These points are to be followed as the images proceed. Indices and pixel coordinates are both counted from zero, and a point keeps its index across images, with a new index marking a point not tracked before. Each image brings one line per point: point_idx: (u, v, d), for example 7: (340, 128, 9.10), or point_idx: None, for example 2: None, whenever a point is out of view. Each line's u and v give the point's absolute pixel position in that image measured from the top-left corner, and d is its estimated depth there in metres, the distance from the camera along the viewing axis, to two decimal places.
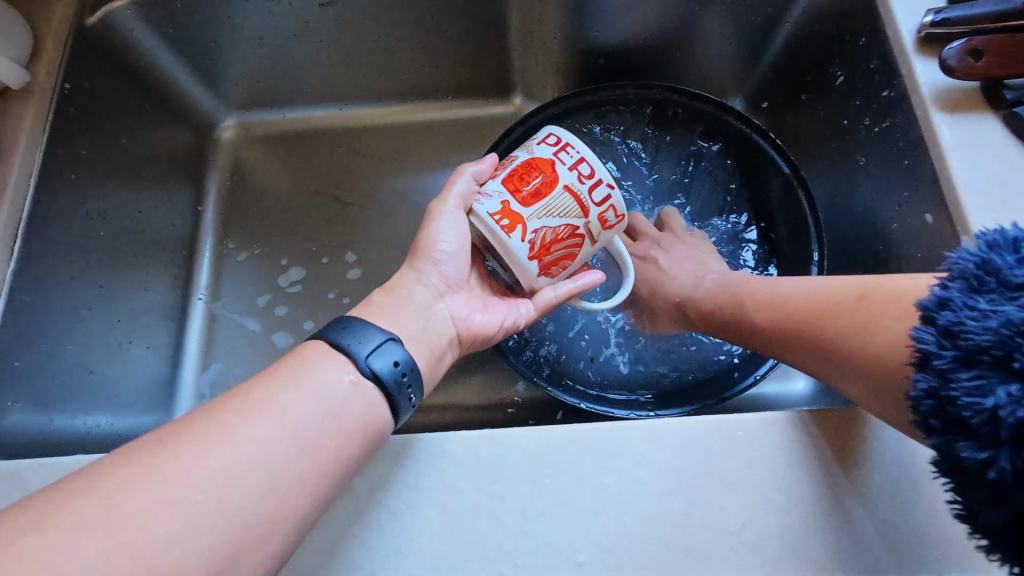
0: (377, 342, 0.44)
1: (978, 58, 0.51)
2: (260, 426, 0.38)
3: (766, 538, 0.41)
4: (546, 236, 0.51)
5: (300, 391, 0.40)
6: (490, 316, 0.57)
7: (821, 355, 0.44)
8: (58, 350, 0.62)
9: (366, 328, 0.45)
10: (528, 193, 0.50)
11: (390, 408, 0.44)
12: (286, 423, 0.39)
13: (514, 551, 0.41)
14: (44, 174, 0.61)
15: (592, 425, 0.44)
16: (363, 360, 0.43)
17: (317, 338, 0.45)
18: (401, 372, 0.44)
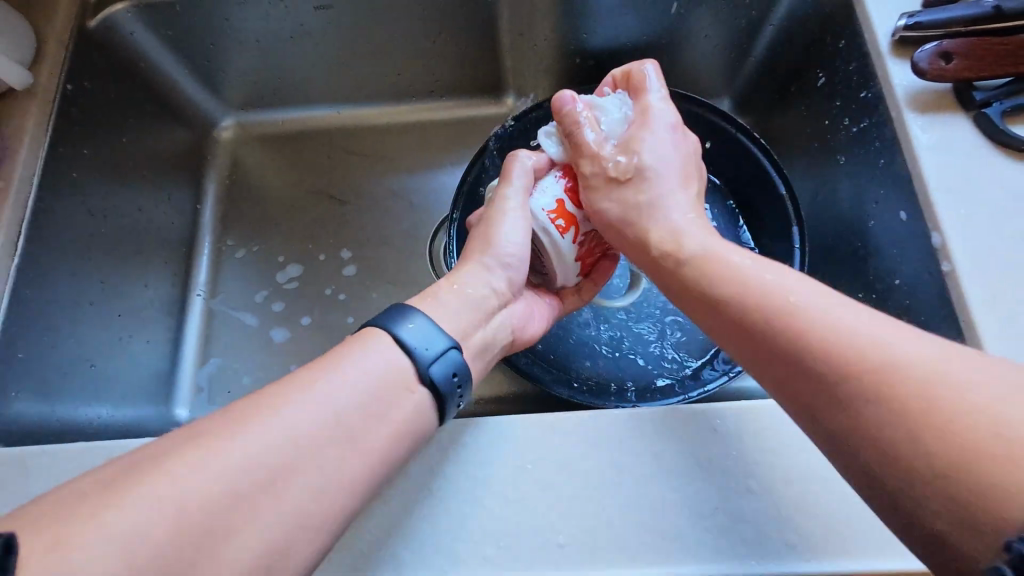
0: (442, 349, 0.43)
1: (948, 61, 0.53)
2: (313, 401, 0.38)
3: (741, 522, 0.42)
4: (589, 239, 0.55)
5: (362, 368, 0.40)
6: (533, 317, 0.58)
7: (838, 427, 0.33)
8: (60, 343, 0.63)
9: (431, 329, 0.43)
10: (581, 195, 0.53)
11: (438, 413, 0.43)
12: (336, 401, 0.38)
13: (498, 534, 0.43)
14: (47, 172, 0.63)
15: (573, 414, 0.47)
16: (424, 366, 0.42)
17: (378, 329, 0.43)
18: (457, 381, 0.43)
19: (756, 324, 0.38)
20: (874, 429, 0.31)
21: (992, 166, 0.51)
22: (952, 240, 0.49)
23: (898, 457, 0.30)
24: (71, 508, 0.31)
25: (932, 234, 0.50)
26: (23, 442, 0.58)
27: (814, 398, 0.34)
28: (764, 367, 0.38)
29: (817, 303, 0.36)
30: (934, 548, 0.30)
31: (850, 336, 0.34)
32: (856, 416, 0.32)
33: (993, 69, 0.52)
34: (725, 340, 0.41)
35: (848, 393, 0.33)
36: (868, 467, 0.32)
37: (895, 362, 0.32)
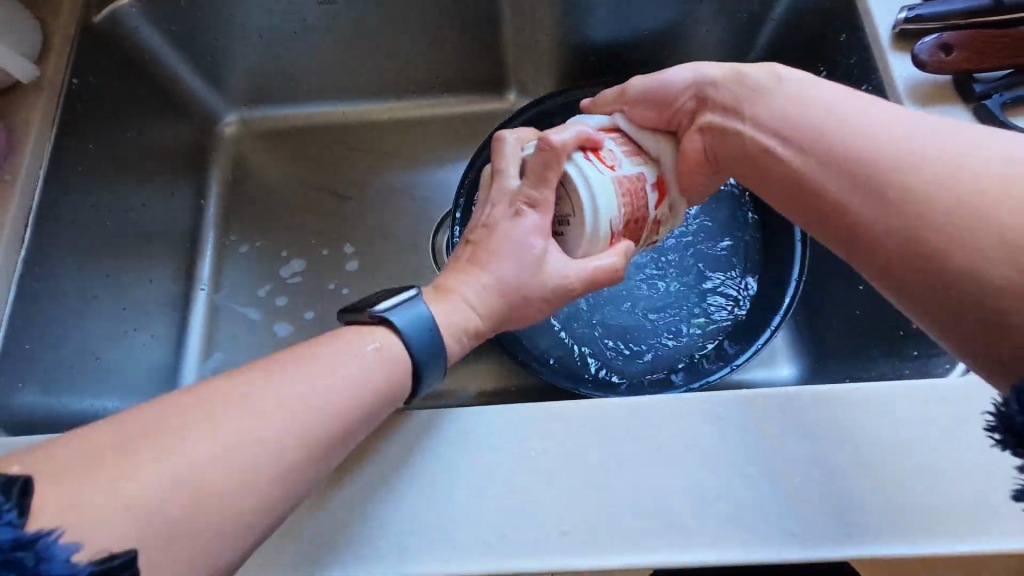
0: (439, 365, 0.46)
1: (948, 54, 0.53)
2: (302, 383, 0.39)
3: (743, 509, 0.42)
4: None
5: (354, 362, 0.41)
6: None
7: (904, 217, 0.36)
8: (65, 335, 0.64)
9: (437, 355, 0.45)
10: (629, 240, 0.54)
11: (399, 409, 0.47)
12: (324, 388, 0.39)
13: (500, 522, 0.43)
14: (53, 165, 0.64)
15: (576, 403, 0.47)
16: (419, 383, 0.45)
17: (388, 330, 0.44)
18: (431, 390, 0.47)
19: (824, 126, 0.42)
20: (932, 200, 0.35)
21: None
22: None
23: (956, 219, 0.34)
24: (83, 493, 0.31)
25: None
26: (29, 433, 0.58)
27: (873, 174, 0.37)
28: (819, 162, 0.41)
29: (883, 110, 0.41)
30: (979, 315, 0.33)
31: (914, 135, 0.38)
32: (915, 184, 0.35)
33: (992, 61, 0.53)
34: (781, 153, 0.44)
35: (924, 189, 0.35)
36: (916, 233, 0.35)
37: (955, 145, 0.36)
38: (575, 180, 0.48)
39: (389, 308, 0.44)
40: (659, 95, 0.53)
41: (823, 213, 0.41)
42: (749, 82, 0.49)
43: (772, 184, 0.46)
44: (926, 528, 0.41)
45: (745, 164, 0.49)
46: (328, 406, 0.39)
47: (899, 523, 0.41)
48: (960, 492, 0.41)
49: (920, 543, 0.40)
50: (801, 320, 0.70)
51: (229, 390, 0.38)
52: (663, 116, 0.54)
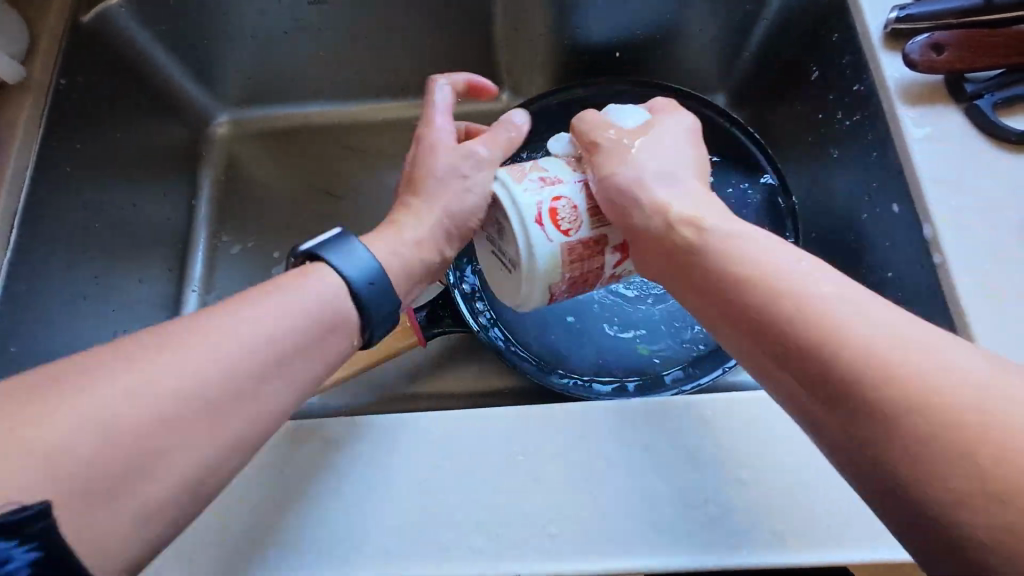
0: (383, 286, 0.45)
1: (939, 53, 0.53)
2: (256, 311, 0.39)
3: (732, 513, 0.42)
4: None
5: (307, 295, 0.42)
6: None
7: (865, 430, 0.30)
8: (54, 336, 0.63)
9: (375, 272, 0.45)
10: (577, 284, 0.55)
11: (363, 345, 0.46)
12: (278, 317, 0.40)
13: (488, 524, 0.43)
14: (40, 165, 0.63)
15: (564, 404, 0.47)
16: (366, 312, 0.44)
17: (316, 260, 0.44)
18: (387, 321, 0.46)
19: (776, 305, 0.35)
20: (896, 417, 0.29)
21: (984, 158, 0.51)
22: (943, 232, 0.49)
23: (924, 443, 0.28)
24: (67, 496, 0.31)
25: (924, 225, 0.50)
26: None
27: (839, 391, 0.31)
28: (776, 354, 0.35)
29: (844, 289, 0.35)
30: (947, 557, 0.28)
31: (877, 324, 0.32)
32: (888, 410, 0.30)
33: (984, 60, 0.52)
34: (733, 326, 0.38)
35: (884, 403, 0.30)
36: (895, 474, 0.29)
37: (932, 353, 0.30)
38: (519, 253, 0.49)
39: (314, 245, 0.45)
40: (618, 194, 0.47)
41: (784, 404, 0.35)
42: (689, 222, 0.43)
43: (726, 349, 0.40)
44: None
45: (695, 310, 0.43)
46: (283, 342, 0.39)
47: (888, 527, 0.41)
48: None
49: (908, 549, 0.40)
50: None
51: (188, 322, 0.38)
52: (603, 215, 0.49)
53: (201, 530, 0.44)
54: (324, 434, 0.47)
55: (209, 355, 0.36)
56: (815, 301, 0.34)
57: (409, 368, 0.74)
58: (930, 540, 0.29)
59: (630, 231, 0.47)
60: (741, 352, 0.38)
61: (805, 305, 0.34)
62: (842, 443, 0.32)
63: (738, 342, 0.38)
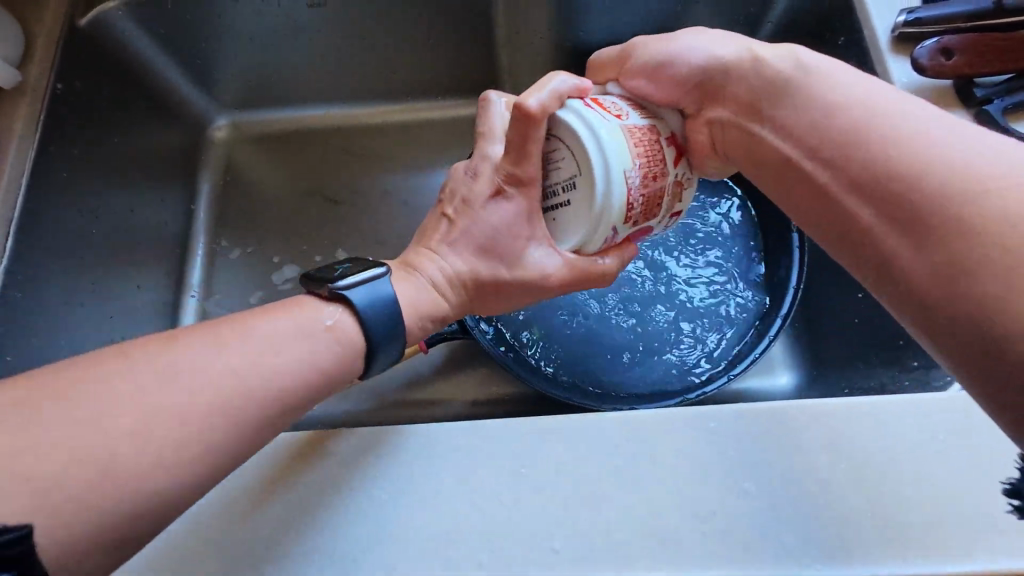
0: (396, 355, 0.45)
1: (948, 58, 0.52)
2: (270, 334, 0.39)
3: (740, 527, 0.41)
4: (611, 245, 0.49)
5: (323, 331, 0.41)
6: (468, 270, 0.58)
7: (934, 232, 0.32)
8: (50, 345, 0.63)
9: (396, 338, 0.44)
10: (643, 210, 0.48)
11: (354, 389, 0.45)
12: (293, 342, 0.40)
13: (490, 539, 0.42)
14: (36, 171, 0.62)
15: (568, 416, 0.46)
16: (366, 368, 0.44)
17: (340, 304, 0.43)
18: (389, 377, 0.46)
19: (862, 129, 0.37)
20: (971, 221, 0.31)
21: None
22: None
23: (993, 242, 0.30)
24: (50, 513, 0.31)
25: None
26: None
27: (905, 198, 0.34)
28: (857, 183, 0.36)
29: (928, 111, 0.36)
30: (991, 355, 0.30)
31: (965, 143, 0.34)
32: (975, 227, 0.31)
33: (995, 66, 0.51)
34: (809, 160, 0.40)
35: (958, 204, 0.31)
36: (950, 282, 0.31)
37: (1010, 158, 0.32)
38: (574, 126, 0.44)
39: (350, 284, 0.43)
40: (668, 64, 0.49)
41: (847, 231, 0.37)
42: (772, 68, 0.45)
43: (793, 191, 0.42)
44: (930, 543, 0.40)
45: (772, 164, 0.44)
46: (247, 388, 0.37)
47: (899, 538, 0.40)
48: (965, 508, 0.40)
49: (921, 564, 0.39)
50: (800, 327, 0.69)
51: (205, 335, 0.38)
52: (669, 92, 0.49)
53: (197, 546, 0.43)
54: (324, 446, 0.46)
55: (214, 382, 0.36)
56: (905, 121, 0.36)
57: (411, 375, 0.73)
58: (975, 336, 0.30)
59: (700, 93, 0.49)
60: (809, 187, 0.40)
61: (892, 129, 0.36)
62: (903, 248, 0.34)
63: (816, 183, 0.40)
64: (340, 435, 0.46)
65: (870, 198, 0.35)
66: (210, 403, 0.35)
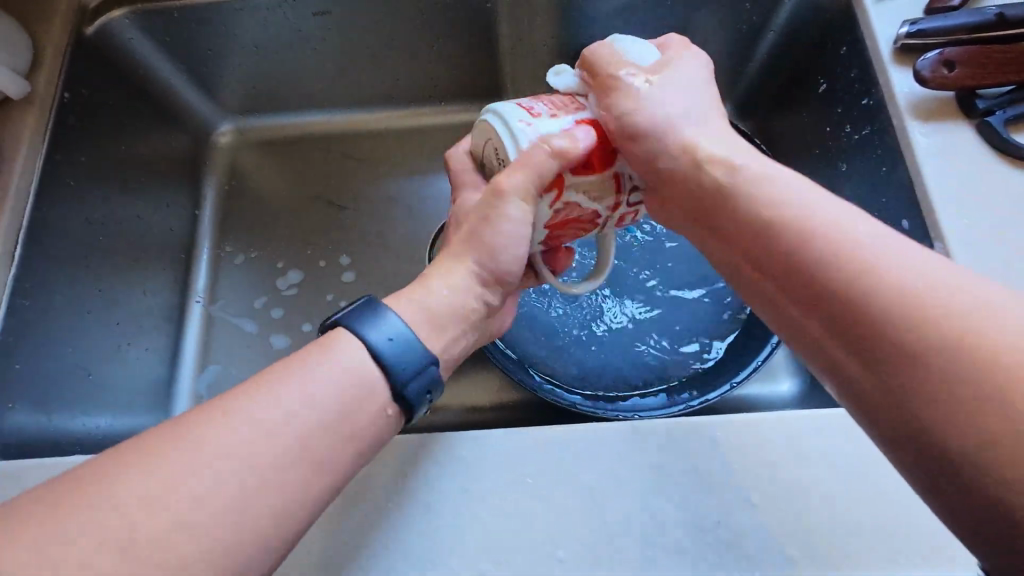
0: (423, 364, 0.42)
1: (950, 70, 0.52)
2: (288, 397, 0.38)
3: (742, 538, 0.42)
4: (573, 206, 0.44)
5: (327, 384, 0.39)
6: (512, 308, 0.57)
7: (887, 363, 0.32)
8: (57, 352, 0.63)
9: (412, 342, 0.42)
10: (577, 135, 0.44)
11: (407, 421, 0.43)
12: (315, 400, 0.39)
13: (496, 549, 0.42)
14: (44, 180, 0.63)
15: (574, 425, 0.46)
16: (401, 385, 0.41)
17: (344, 331, 0.42)
18: (428, 392, 0.42)
19: (803, 245, 0.36)
20: (921, 355, 0.31)
21: (993, 173, 0.51)
22: (955, 249, 0.48)
23: (942, 378, 0.30)
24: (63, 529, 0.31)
25: (935, 244, 0.50)
26: (22, 452, 0.58)
27: (854, 325, 0.33)
28: (806, 303, 0.36)
29: (847, 220, 0.36)
30: (952, 485, 0.30)
31: (905, 266, 0.33)
32: (924, 362, 0.31)
33: (998, 77, 0.51)
34: (755, 267, 0.39)
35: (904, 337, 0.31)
36: (908, 414, 0.31)
37: (932, 278, 0.33)
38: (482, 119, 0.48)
39: (345, 314, 0.42)
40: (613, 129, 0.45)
41: (801, 341, 0.37)
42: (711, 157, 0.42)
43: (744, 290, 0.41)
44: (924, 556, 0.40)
45: (720, 258, 0.43)
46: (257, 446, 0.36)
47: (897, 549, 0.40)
48: None
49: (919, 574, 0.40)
50: None
51: (221, 414, 0.37)
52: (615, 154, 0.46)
53: None
54: None
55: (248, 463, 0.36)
56: (834, 235, 0.35)
57: None
58: (934, 466, 0.30)
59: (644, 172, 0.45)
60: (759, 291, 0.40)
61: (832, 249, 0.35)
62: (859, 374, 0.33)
63: (766, 291, 0.39)
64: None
65: (819, 321, 0.35)
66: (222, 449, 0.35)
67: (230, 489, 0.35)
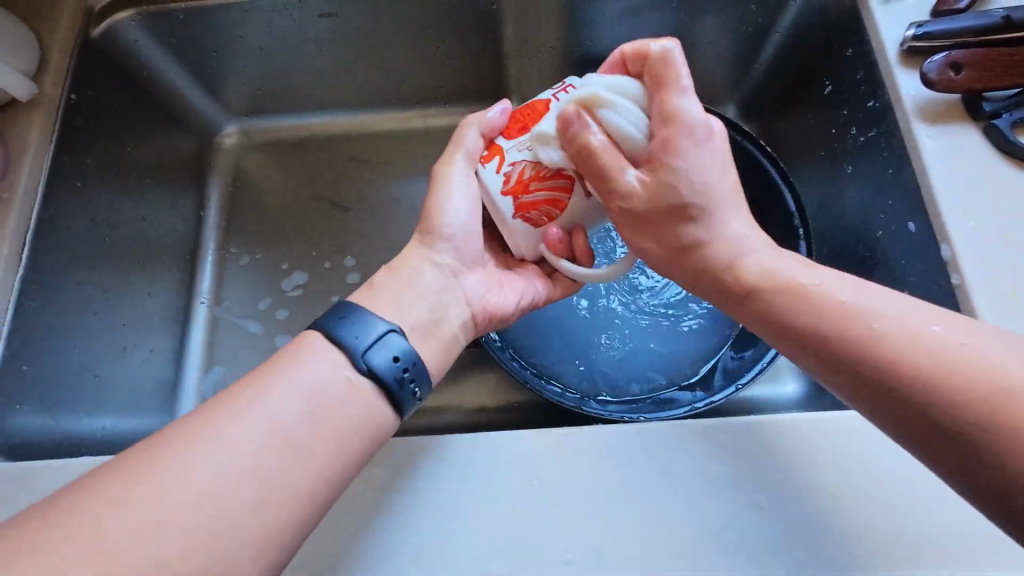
0: (378, 335, 0.44)
1: (957, 72, 0.52)
2: (273, 402, 0.40)
3: (751, 540, 0.42)
4: (524, 170, 0.47)
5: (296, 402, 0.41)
6: (506, 296, 0.57)
7: (957, 442, 0.34)
8: (64, 354, 0.63)
9: (365, 318, 0.45)
10: (516, 127, 0.48)
11: (390, 405, 0.44)
12: (299, 400, 0.41)
13: (505, 551, 0.43)
14: (51, 182, 0.63)
15: (582, 427, 0.46)
16: (359, 356, 0.43)
17: (313, 331, 0.44)
18: (401, 368, 0.44)
19: (847, 333, 0.39)
20: (983, 430, 0.33)
21: (1000, 175, 0.51)
22: (962, 252, 0.48)
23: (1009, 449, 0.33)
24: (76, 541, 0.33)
25: (942, 246, 0.50)
26: (29, 454, 0.58)
27: (916, 408, 0.36)
28: (863, 391, 0.38)
29: (845, 287, 0.41)
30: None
31: (939, 345, 0.36)
32: (991, 434, 0.33)
33: (1006, 80, 0.51)
34: (803, 354, 0.41)
35: (965, 415, 0.34)
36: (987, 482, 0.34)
37: (964, 352, 0.36)
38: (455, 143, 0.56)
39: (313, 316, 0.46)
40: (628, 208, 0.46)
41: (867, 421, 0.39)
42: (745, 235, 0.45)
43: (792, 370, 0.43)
44: (931, 559, 0.41)
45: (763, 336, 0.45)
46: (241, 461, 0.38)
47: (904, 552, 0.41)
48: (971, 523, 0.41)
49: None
50: None
51: (210, 419, 0.39)
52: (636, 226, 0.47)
53: None
54: None
55: (238, 468, 0.37)
56: (873, 321, 0.38)
57: None
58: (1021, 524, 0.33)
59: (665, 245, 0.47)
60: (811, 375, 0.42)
61: (871, 336, 0.38)
62: (933, 452, 0.36)
63: (818, 375, 0.41)
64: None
65: (881, 407, 0.37)
66: (212, 464, 0.37)
67: (227, 499, 0.36)
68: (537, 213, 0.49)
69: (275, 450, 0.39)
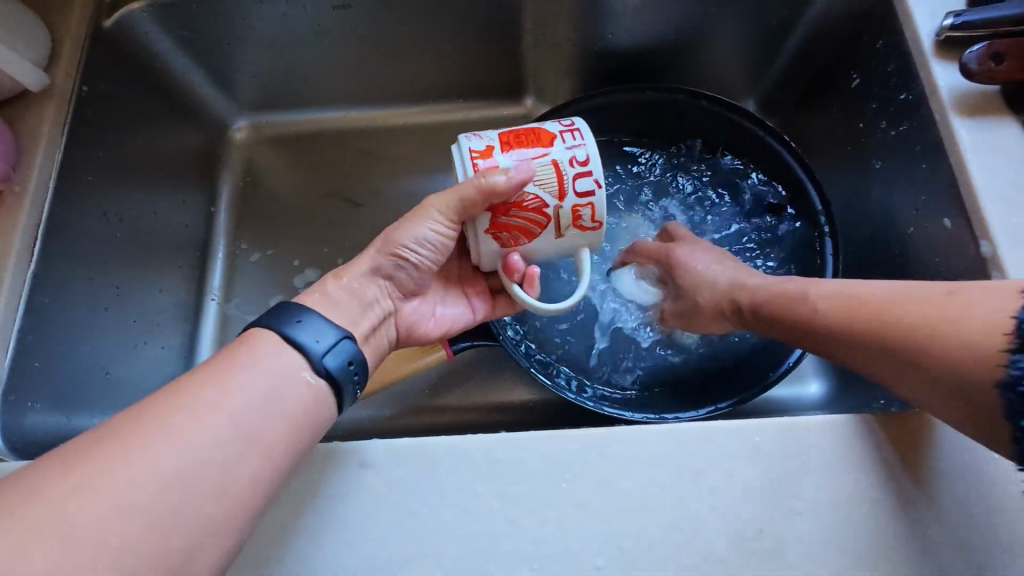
0: (333, 340, 0.46)
1: (999, 63, 0.51)
2: (224, 405, 0.40)
3: (786, 546, 0.41)
4: (511, 194, 0.48)
5: (253, 397, 0.41)
6: (443, 320, 0.59)
7: (883, 355, 0.43)
8: (75, 351, 0.62)
9: (320, 323, 0.46)
10: (516, 149, 0.48)
11: (336, 404, 0.46)
12: (253, 399, 0.41)
13: (532, 555, 0.42)
14: (64, 176, 0.62)
15: (610, 429, 0.45)
16: (317, 358, 0.45)
17: (263, 328, 0.45)
18: (352, 369, 0.46)
19: (791, 299, 0.50)
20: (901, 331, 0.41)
21: None
22: (1003, 249, 0.47)
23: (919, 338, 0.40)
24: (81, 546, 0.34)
25: (981, 243, 0.49)
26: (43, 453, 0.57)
27: (848, 339, 0.45)
28: (821, 346, 0.47)
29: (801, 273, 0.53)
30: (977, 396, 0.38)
31: (858, 288, 0.46)
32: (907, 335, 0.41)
33: None
34: (778, 331, 0.51)
35: (881, 329, 0.42)
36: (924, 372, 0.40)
37: (883, 287, 0.45)
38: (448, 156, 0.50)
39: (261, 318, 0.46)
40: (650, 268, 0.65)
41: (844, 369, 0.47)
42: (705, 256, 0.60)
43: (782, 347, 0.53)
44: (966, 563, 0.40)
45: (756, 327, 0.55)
46: (212, 462, 0.38)
47: (935, 551, 0.41)
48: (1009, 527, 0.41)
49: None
50: None
51: (174, 408, 0.39)
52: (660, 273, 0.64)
53: None
54: (361, 457, 0.45)
55: (203, 457, 0.38)
56: (813, 288, 0.49)
57: (431, 381, 0.72)
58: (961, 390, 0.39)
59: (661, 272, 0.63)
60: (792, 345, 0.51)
61: (803, 292, 0.49)
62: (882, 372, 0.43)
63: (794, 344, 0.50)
64: (373, 444, 0.45)
65: (832, 348, 0.47)
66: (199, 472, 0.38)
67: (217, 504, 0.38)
68: (508, 235, 0.50)
69: (234, 441, 0.40)
